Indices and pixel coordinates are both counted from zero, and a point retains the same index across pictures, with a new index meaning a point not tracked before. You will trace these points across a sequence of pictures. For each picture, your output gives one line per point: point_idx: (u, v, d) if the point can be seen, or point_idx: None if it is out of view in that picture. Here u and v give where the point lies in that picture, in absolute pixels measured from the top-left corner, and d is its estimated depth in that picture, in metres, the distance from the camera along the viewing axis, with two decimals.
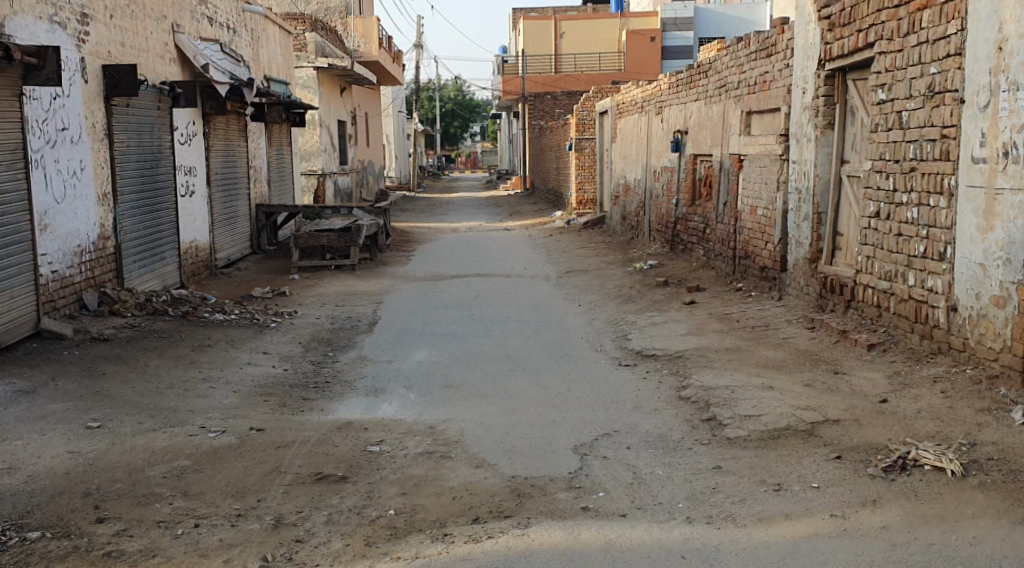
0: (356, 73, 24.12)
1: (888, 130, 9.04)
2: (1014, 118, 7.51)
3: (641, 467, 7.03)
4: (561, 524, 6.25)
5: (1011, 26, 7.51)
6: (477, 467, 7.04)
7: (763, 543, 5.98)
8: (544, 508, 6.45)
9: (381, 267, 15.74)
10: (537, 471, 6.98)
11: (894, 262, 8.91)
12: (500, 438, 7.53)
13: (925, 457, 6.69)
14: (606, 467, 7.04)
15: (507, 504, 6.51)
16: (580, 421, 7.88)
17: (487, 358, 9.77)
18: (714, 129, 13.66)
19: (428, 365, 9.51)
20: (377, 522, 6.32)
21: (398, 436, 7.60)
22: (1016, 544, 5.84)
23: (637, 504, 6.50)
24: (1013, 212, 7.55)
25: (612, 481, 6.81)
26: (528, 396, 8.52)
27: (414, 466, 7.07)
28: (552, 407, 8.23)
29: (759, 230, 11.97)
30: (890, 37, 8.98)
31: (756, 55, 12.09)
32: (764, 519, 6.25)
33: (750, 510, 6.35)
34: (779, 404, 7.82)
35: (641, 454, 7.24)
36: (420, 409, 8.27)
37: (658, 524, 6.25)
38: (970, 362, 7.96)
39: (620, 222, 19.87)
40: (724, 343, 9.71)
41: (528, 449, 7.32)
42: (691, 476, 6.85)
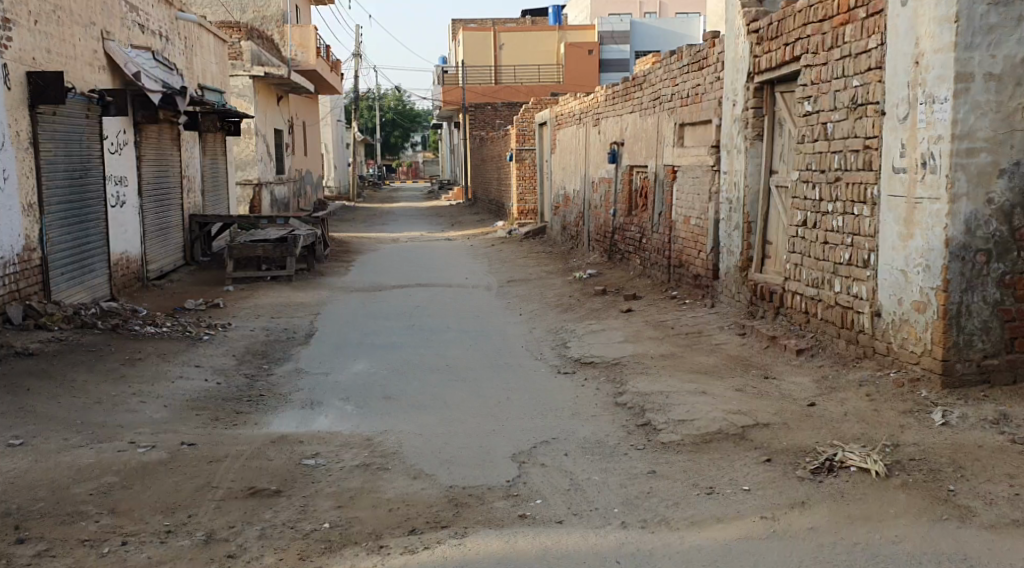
0: (292, 82, 24.17)
1: (814, 142, 9.29)
2: (931, 130, 7.54)
3: (578, 473, 7.15)
4: (498, 533, 6.34)
5: (927, 42, 7.58)
6: (415, 478, 7.13)
7: (695, 546, 6.11)
8: (481, 517, 6.55)
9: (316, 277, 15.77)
10: (476, 480, 7.07)
11: (821, 270, 9.15)
12: (438, 449, 7.63)
13: (851, 459, 6.85)
14: (544, 474, 7.16)
15: (445, 514, 6.60)
16: (518, 430, 8.01)
17: (422, 369, 9.85)
18: (649, 141, 13.91)
19: (365, 377, 9.56)
20: (310, 536, 6.37)
21: (334, 449, 7.66)
22: (935, 541, 6.00)
23: (574, 511, 6.62)
24: (930, 220, 7.57)
25: (548, 489, 6.93)
26: (466, 406, 8.63)
27: (351, 478, 7.13)
28: (491, 416, 8.35)
29: (692, 239, 12.20)
30: (815, 50, 9.23)
31: (688, 68, 12.38)
32: (697, 523, 6.39)
33: (683, 514, 6.49)
34: (711, 409, 8.00)
35: (579, 461, 7.36)
36: (356, 420, 8.33)
37: (593, 531, 6.36)
38: (894, 366, 8.04)
39: (559, 232, 20.01)
40: (660, 350, 9.90)
41: (466, 459, 7.42)
42: (626, 481, 7.00)
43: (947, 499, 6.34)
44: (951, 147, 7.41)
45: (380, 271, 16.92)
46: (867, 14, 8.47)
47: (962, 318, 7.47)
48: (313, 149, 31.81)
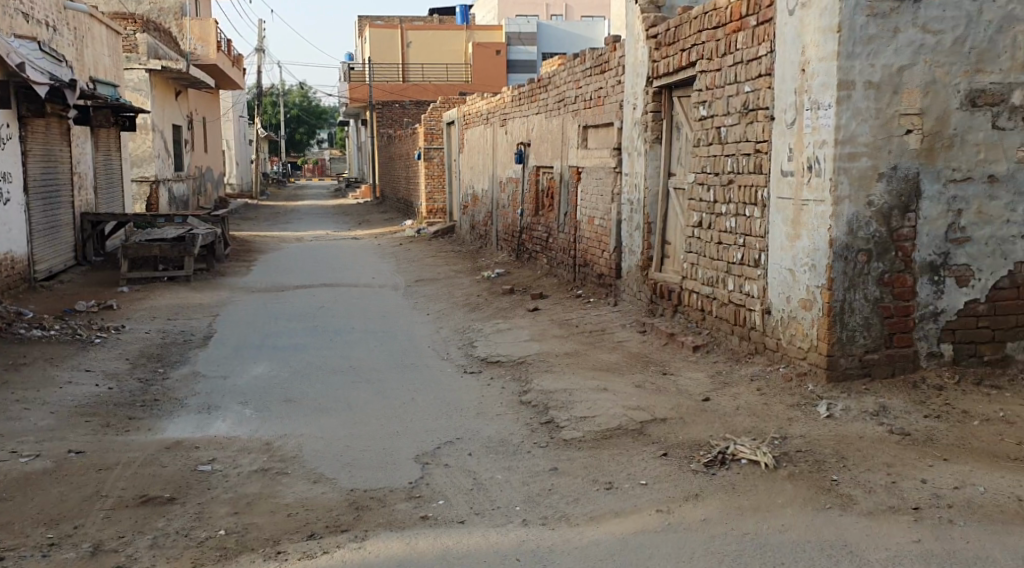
0: (191, 76, 23.91)
1: (709, 146, 9.59)
2: (816, 135, 7.81)
3: (482, 473, 7.32)
4: (399, 534, 6.47)
5: (812, 50, 7.83)
6: (315, 482, 7.23)
7: (594, 541, 6.26)
8: (382, 520, 6.68)
9: (218, 278, 15.70)
10: (380, 481, 7.22)
11: (715, 270, 9.45)
12: (340, 451, 7.74)
13: (742, 451, 7.04)
14: (447, 474, 7.32)
15: (345, 518, 6.71)
16: (423, 430, 8.15)
17: (324, 370, 9.93)
18: (554, 141, 14.15)
19: (265, 380, 9.61)
20: (204, 543, 6.43)
21: (230, 454, 7.72)
22: (819, 529, 6.13)
23: (476, 510, 6.79)
24: (815, 221, 7.86)
25: (451, 490, 7.08)
26: (369, 407, 8.74)
27: (248, 484, 7.21)
28: (393, 417, 8.47)
29: (596, 239, 12.47)
30: (710, 56, 9.53)
31: (590, 71, 12.63)
32: (595, 518, 6.57)
33: (582, 510, 6.67)
34: (612, 405, 8.24)
35: (482, 460, 7.53)
36: (255, 424, 8.39)
37: (494, 530, 6.51)
38: (783, 361, 8.37)
39: (469, 232, 20.16)
40: (564, 348, 10.13)
41: (368, 462, 7.54)
42: (528, 479, 7.18)
43: (831, 489, 6.52)
44: (834, 152, 7.63)
45: (284, 270, 16.89)
46: (758, 22, 8.75)
47: (845, 315, 7.77)
48: (214, 147, 31.45)
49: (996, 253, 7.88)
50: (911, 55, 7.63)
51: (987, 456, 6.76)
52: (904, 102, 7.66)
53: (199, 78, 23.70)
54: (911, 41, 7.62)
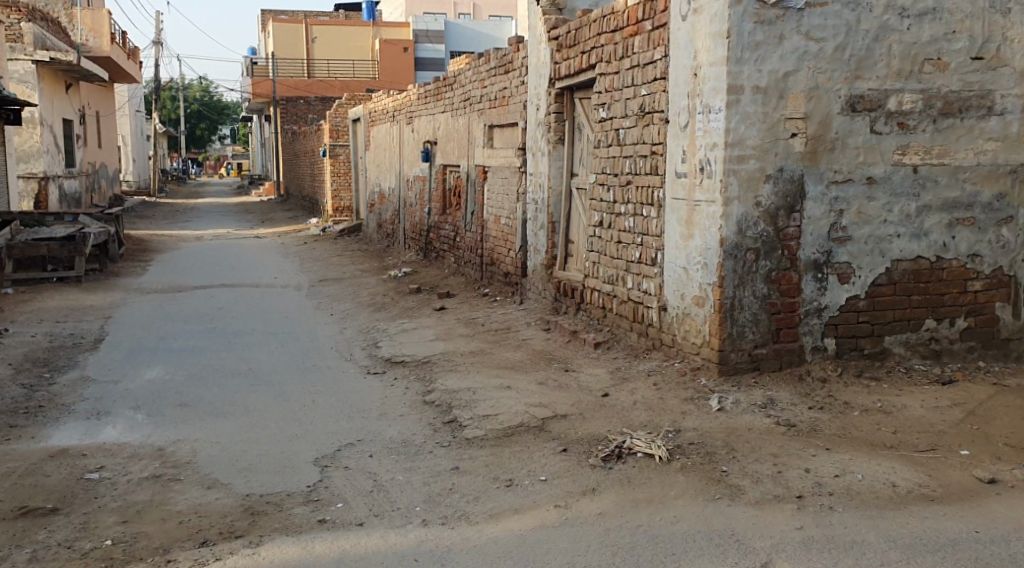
0: (82, 69, 23.48)
1: (608, 147, 9.83)
2: (708, 138, 8.08)
3: (382, 474, 7.40)
4: (295, 539, 6.50)
5: (703, 55, 8.10)
6: (209, 488, 7.26)
7: (492, 539, 6.37)
8: (278, 525, 6.70)
9: (113, 279, 15.52)
10: (277, 485, 7.27)
11: (616, 268, 9.69)
12: (235, 457, 7.78)
13: (638, 445, 7.25)
14: (347, 477, 7.38)
15: (240, 523, 6.73)
16: (324, 433, 8.22)
17: (223, 373, 9.94)
18: (461, 141, 14.29)
19: (159, 384, 9.58)
20: (89, 554, 6.40)
21: (120, 461, 7.71)
22: (711, 519, 6.33)
23: (376, 512, 6.83)
24: (707, 221, 8.14)
25: (351, 491, 7.15)
26: (268, 411, 8.79)
27: (138, 492, 7.21)
28: (293, 420, 8.54)
29: (502, 238, 12.65)
30: (608, 59, 9.74)
31: (495, 71, 12.80)
32: (495, 515, 6.68)
33: (483, 508, 6.78)
34: (514, 403, 8.41)
35: (382, 462, 7.62)
36: (146, 430, 8.38)
37: (393, 530, 6.58)
38: (678, 356, 8.65)
39: (375, 230, 20.21)
40: (469, 347, 10.28)
41: (266, 466, 7.59)
42: (429, 479, 7.27)
43: (721, 480, 6.76)
44: (724, 154, 7.92)
45: (183, 270, 16.76)
46: (653, 26, 8.99)
47: (736, 311, 8.07)
48: (107, 142, 30.87)
49: (875, 252, 8.22)
50: (795, 61, 7.93)
51: (866, 444, 7.10)
52: (789, 107, 7.97)
53: (90, 71, 23.28)
54: (795, 48, 7.92)
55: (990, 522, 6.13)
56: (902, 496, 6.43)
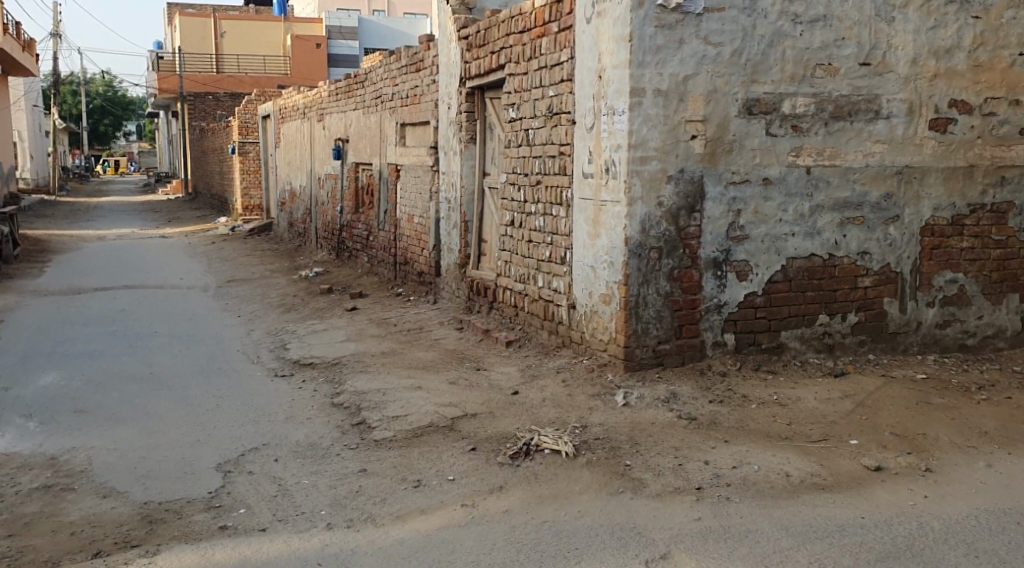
0: None
1: (518, 147, 9.98)
2: (612, 139, 8.27)
3: (287, 478, 7.44)
4: (193, 547, 6.52)
5: (607, 58, 8.29)
6: (104, 497, 7.23)
7: (398, 540, 6.45)
8: (177, 533, 6.71)
9: (9, 281, 15.25)
10: (177, 493, 7.26)
11: (526, 267, 9.85)
12: (134, 464, 7.74)
13: (545, 441, 7.38)
14: (251, 482, 7.41)
15: (137, 533, 6.71)
16: (227, 438, 8.23)
17: (125, 378, 9.87)
18: (372, 139, 14.34)
19: (56, 390, 9.48)
20: None
21: (11, 472, 7.64)
22: (611, 512, 6.54)
23: (279, 517, 6.87)
24: (613, 221, 8.34)
25: (254, 497, 7.17)
26: (170, 416, 8.76)
27: (30, 503, 7.14)
28: (197, 426, 8.52)
29: (415, 237, 12.75)
30: (517, 60, 9.89)
31: (406, 69, 12.88)
32: (401, 516, 6.76)
33: (389, 509, 6.86)
34: (424, 403, 8.52)
35: (288, 465, 7.67)
36: (39, 439, 8.30)
37: (297, 534, 6.63)
38: (587, 353, 8.84)
39: (286, 229, 20.15)
40: (380, 348, 10.36)
41: (166, 473, 7.57)
42: (335, 482, 7.32)
43: (624, 473, 6.96)
44: (628, 155, 8.13)
45: (85, 272, 16.52)
46: (559, 28, 9.16)
47: (640, 309, 8.28)
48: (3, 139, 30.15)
49: (771, 250, 8.50)
50: (695, 65, 8.17)
51: (762, 435, 7.37)
52: (689, 109, 8.19)
53: None
54: (694, 52, 8.16)
55: (875, 508, 6.40)
56: (794, 485, 6.69)
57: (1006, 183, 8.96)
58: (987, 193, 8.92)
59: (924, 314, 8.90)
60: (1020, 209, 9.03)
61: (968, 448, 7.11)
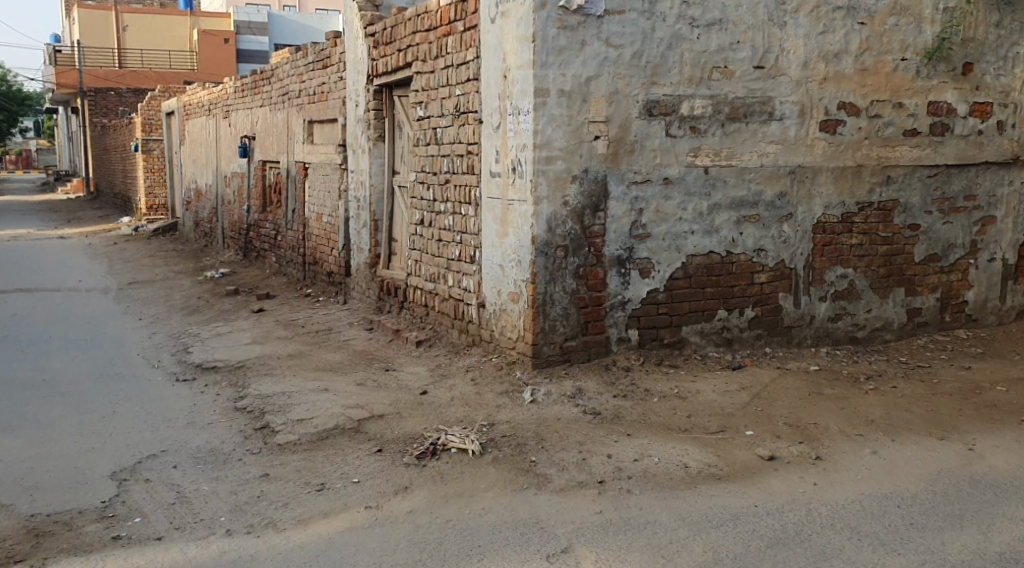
0: None
1: (426, 146, 10.07)
2: (518, 139, 8.41)
3: (185, 485, 7.30)
4: (83, 560, 6.36)
5: (511, 58, 8.43)
6: None
7: (299, 544, 6.42)
8: (66, 545, 6.52)
9: None
10: (68, 505, 7.05)
11: (436, 266, 9.95)
12: (23, 475, 7.50)
13: (452, 441, 7.49)
14: (147, 491, 7.23)
15: (22, 547, 6.51)
16: (123, 445, 8.08)
17: (19, 386, 9.67)
18: (279, 136, 14.29)
19: None
20: None
21: None
22: (515, 509, 6.65)
23: (176, 525, 6.73)
24: (520, 219, 8.48)
25: (149, 506, 7.01)
26: (66, 424, 8.58)
27: None
28: (92, 434, 8.35)
29: (324, 236, 12.76)
30: (423, 59, 9.98)
31: (313, 66, 12.87)
32: (303, 520, 6.71)
33: (290, 514, 6.79)
34: (330, 405, 8.54)
35: (187, 471, 7.52)
36: None
37: (194, 542, 6.52)
38: (496, 351, 8.97)
39: (192, 229, 19.93)
40: (286, 350, 10.36)
41: (56, 483, 7.37)
42: (237, 488, 7.22)
43: (529, 470, 7.11)
44: (533, 155, 8.28)
45: None
46: (464, 27, 9.26)
47: (548, 306, 8.44)
48: None
49: (672, 247, 8.74)
50: (597, 66, 8.35)
51: (663, 428, 7.59)
52: (592, 110, 8.38)
53: None
54: (596, 53, 8.34)
55: (767, 496, 6.63)
56: (692, 476, 6.92)
57: (892, 182, 9.36)
58: (874, 191, 9.30)
59: (817, 308, 9.24)
60: (905, 207, 9.43)
61: (856, 436, 7.42)
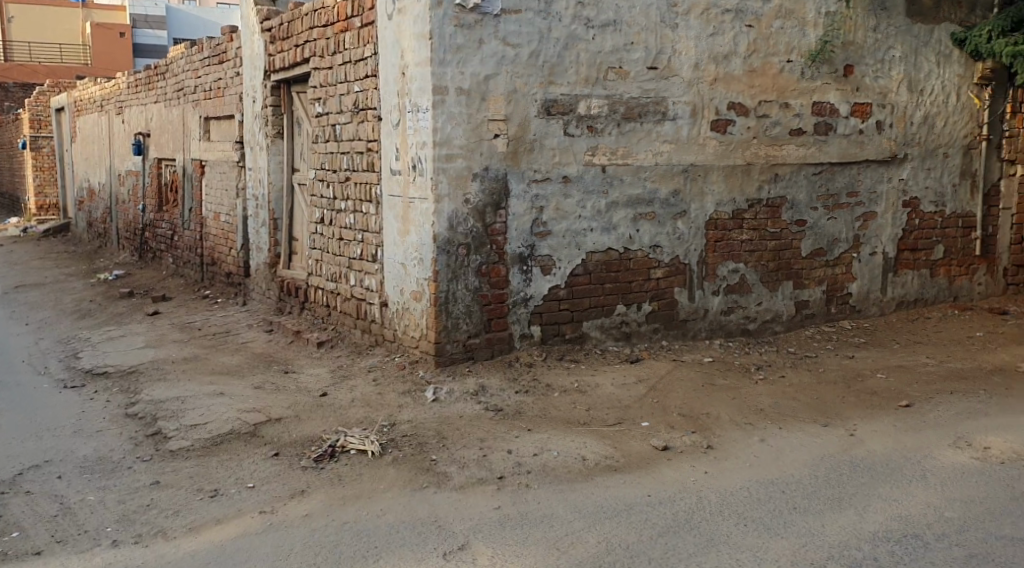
0: None
1: (325, 143, 10.10)
2: (417, 137, 8.50)
3: (69, 497, 7.10)
4: None
5: (409, 55, 8.51)
6: None
7: (189, 553, 6.36)
8: None
9: None
10: None
11: (337, 265, 9.99)
12: None
13: (351, 442, 7.54)
14: (28, 503, 7.02)
15: None
16: (4, 456, 7.82)
17: None
18: (175, 133, 14.14)
19: None
20: None
21: None
22: (413, 509, 6.69)
23: (58, 538, 6.58)
24: (421, 217, 8.56)
25: (30, 519, 6.82)
26: None
27: None
28: None
29: (222, 236, 12.69)
30: (321, 54, 10.00)
31: (209, 61, 12.78)
32: (194, 528, 6.64)
33: (180, 522, 6.70)
34: (224, 410, 8.41)
35: (71, 483, 7.31)
36: None
37: (76, 555, 6.40)
38: (399, 350, 9.06)
39: (84, 229, 19.56)
40: (181, 354, 10.26)
41: None
42: (125, 497, 7.06)
43: (430, 468, 7.18)
44: (433, 153, 8.37)
45: None
46: (362, 23, 9.30)
47: (450, 305, 8.55)
48: None
49: (572, 245, 8.92)
50: (494, 65, 8.48)
51: (563, 421, 7.79)
52: (490, 109, 8.51)
53: None
54: (494, 52, 8.47)
55: (661, 486, 6.85)
56: (590, 468, 7.11)
57: (779, 180, 9.69)
58: (762, 189, 9.62)
59: (711, 302, 9.53)
60: (792, 203, 9.77)
61: (746, 425, 7.69)
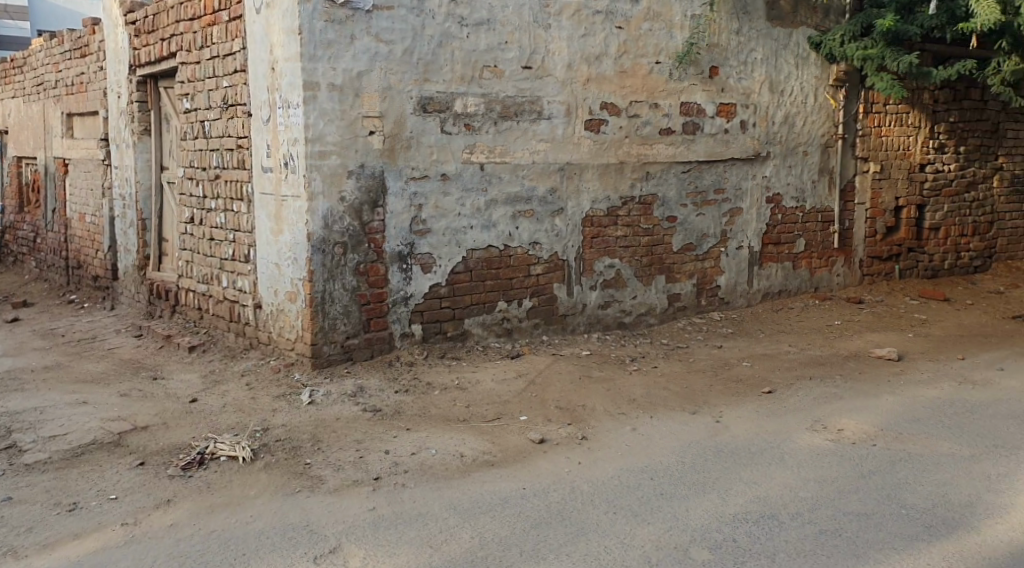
0: None
1: (194, 140, 9.98)
2: (289, 133, 8.45)
3: None
4: None
5: (278, 50, 8.45)
6: None
7: None
8: None
9: None
10: None
11: (209, 266, 9.90)
12: None
13: (221, 449, 7.40)
14: None
15: None
16: None
17: None
18: (35, 130, 13.82)
19: None
20: None
21: None
22: (284, 516, 6.62)
23: None
24: (294, 216, 8.52)
25: None
26: None
27: None
28: None
29: (88, 237, 12.45)
30: (188, 49, 9.88)
31: (70, 55, 12.54)
32: (50, 544, 6.41)
33: (35, 538, 6.46)
34: (86, 420, 8.16)
35: None
36: None
37: None
38: (275, 353, 9.03)
39: None
40: (44, 361, 9.95)
41: None
42: None
43: (303, 473, 7.15)
44: (305, 150, 8.34)
45: None
46: (230, 17, 9.20)
47: (326, 305, 8.54)
48: None
49: (452, 243, 9.00)
50: (367, 62, 8.50)
51: (441, 420, 7.84)
52: (364, 106, 8.52)
53: None
54: (366, 48, 8.49)
55: (534, 479, 6.95)
56: (466, 464, 7.18)
57: (650, 177, 9.90)
58: (634, 186, 9.82)
59: (588, 297, 9.71)
60: (662, 200, 9.99)
61: (619, 415, 7.86)
